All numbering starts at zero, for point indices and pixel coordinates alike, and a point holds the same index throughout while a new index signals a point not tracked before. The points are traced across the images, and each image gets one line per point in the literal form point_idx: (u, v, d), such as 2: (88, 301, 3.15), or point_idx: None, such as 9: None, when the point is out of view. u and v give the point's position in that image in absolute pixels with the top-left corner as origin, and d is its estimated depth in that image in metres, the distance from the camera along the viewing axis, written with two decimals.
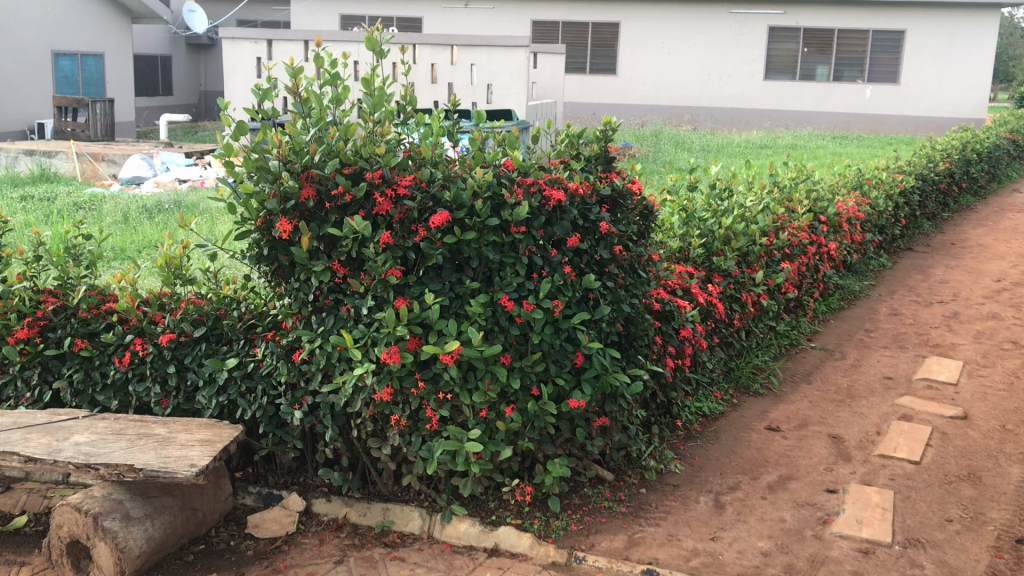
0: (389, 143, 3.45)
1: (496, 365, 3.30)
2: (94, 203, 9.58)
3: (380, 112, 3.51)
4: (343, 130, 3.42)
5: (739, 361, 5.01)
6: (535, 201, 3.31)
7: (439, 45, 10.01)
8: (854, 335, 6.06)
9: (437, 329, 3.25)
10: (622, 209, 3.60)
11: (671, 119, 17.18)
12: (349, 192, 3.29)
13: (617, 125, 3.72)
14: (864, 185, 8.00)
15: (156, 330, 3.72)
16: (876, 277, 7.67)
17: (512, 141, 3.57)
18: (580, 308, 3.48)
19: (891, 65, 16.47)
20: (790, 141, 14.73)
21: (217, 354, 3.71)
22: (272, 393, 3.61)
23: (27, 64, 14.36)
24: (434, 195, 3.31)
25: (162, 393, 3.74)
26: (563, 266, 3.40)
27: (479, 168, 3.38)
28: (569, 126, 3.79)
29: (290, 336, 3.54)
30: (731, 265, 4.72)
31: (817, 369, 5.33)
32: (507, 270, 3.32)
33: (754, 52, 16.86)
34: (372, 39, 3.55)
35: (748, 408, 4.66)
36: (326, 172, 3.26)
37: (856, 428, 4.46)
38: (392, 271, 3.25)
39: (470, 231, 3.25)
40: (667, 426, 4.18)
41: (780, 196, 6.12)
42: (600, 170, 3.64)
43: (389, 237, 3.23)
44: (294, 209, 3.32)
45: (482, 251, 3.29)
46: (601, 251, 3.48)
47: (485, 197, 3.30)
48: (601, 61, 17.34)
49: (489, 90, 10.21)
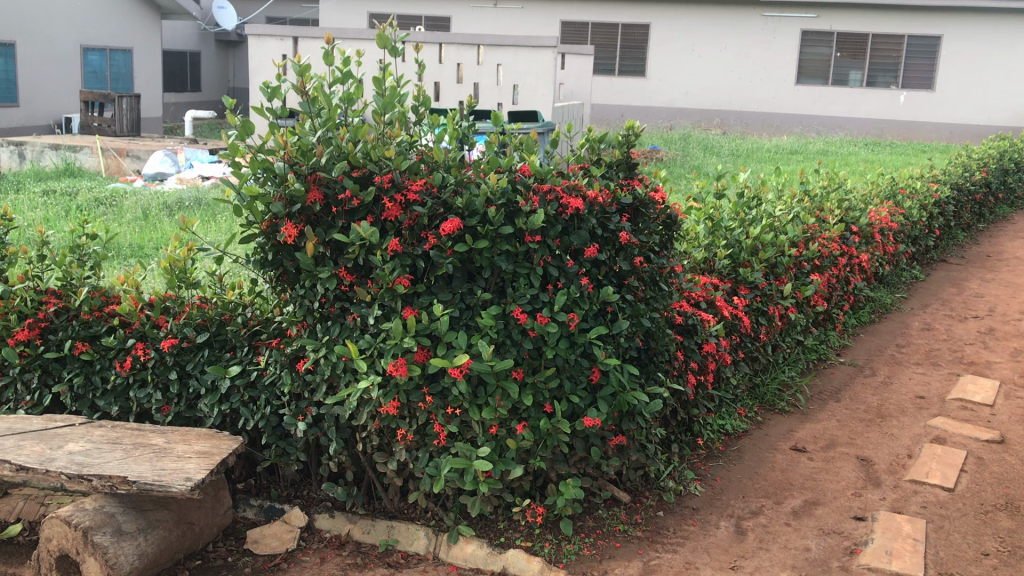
0: (400, 146, 3.31)
1: (508, 380, 3.14)
2: (115, 198, 9.51)
3: (391, 113, 3.36)
4: (353, 132, 3.28)
5: (765, 377, 4.82)
6: (551, 209, 3.15)
7: (465, 44, 9.82)
8: (885, 350, 5.85)
9: (446, 341, 3.10)
10: (644, 218, 3.43)
11: (701, 122, 16.92)
12: (357, 197, 3.16)
13: (640, 130, 3.54)
14: (897, 194, 7.77)
15: (159, 334, 3.61)
16: (908, 289, 7.44)
17: (529, 145, 3.42)
18: (597, 321, 3.31)
19: (927, 71, 16.15)
20: (821, 147, 14.47)
21: (220, 361, 3.59)
22: (276, 403, 3.48)
23: (55, 59, 14.39)
24: (446, 201, 3.17)
25: (163, 400, 3.62)
26: (580, 277, 3.24)
27: (494, 173, 3.23)
28: (590, 130, 3.62)
29: (294, 345, 3.39)
30: (758, 277, 4.53)
31: (846, 386, 5.13)
32: (520, 280, 3.16)
33: (786, 56, 16.59)
34: (385, 37, 3.41)
35: (773, 426, 4.47)
36: (334, 176, 3.12)
37: (887, 451, 4.27)
38: (399, 280, 3.10)
39: (482, 240, 3.09)
40: (687, 444, 4.01)
41: (811, 204, 5.91)
42: (621, 177, 3.46)
43: (398, 244, 3.08)
44: (299, 213, 3.19)
45: (495, 261, 3.12)
46: (621, 262, 3.33)
47: (499, 205, 3.15)
48: (630, 63, 17.16)
49: (515, 90, 10.05)
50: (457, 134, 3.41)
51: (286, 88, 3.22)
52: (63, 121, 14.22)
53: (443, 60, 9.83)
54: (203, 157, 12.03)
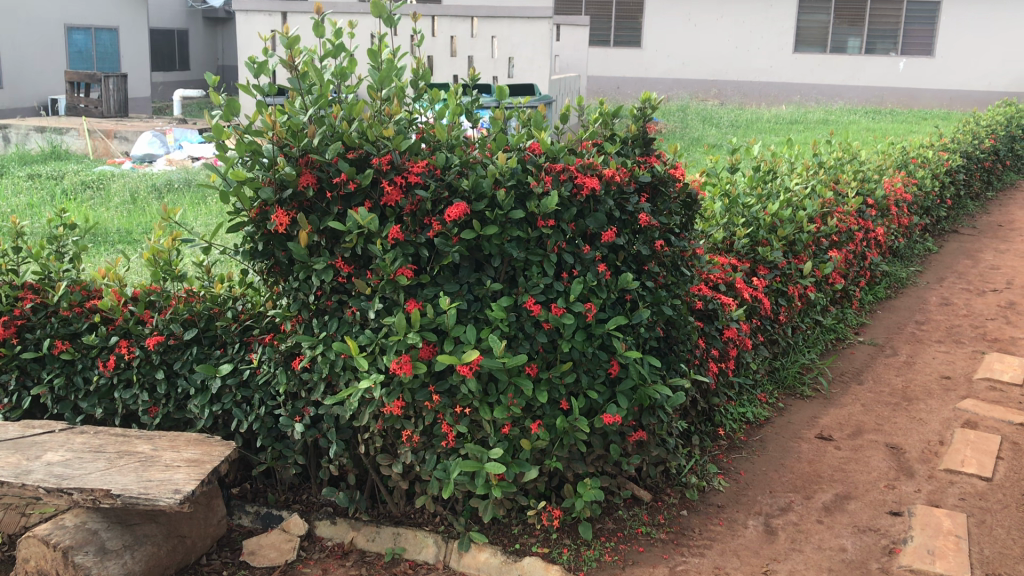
0: (399, 124, 3.05)
1: (521, 377, 2.90)
2: (102, 181, 9.22)
3: (388, 88, 3.09)
4: (347, 111, 3.02)
5: (785, 360, 4.60)
6: (566, 190, 2.90)
7: (458, 16, 9.50)
8: (904, 328, 5.63)
9: (453, 336, 2.86)
10: (664, 198, 3.18)
11: (698, 93, 16.61)
12: (353, 180, 2.90)
13: (657, 101, 3.28)
14: (909, 164, 7.52)
15: (144, 331, 3.37)
16: (922, 262, 7.20)
17: (537, 120, 3.16)
18: (616, 311, 3.06)
19: (926, 37, 15.84)
20: (822, 116, 14.20)
21: (210, 359, 3.34)
22: (271, 403, 3.25)
23: (40, 39, 14.03)
24: (451, 184, 2.91)
25: (150, 401, 3.38)
26: (597, 263, 2.98)
27: (502, 152, 2.97)
28: (602, 102, 3.36)
29: (289, 341, 3.14)
30: (779, 256, 4.28)
31: (867, 367, 4.91)
32: (533, 269, 2.90)
33: (783, 24, 16.21)
34: (380, 5, 3.14)
35: (796, 413, 4.26)
36: (326, 159, 2.87)
37: (917, 437, 4.04)
38: (402, 271, 2.85)
39: (491, 226, 2.83)
40: (708, 435, 3.79)
41: (826, 177, 5.67)
42: (638, 153, 3.21)
43: (399, 231, 2.83)
44: (291, 199, 2.95)
45: (506, 248, 2.87)
46: (639, 246, 3.08)
47: (509, 186, 2.89)
48: (626, 33, 16.83)
49: (511, 63, 9.73)
50: (459, 110, 3.16)
51: (273, 64, 2.95)
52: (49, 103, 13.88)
53: (437, 33, 9.47)
54: (192, 137, 11.74)
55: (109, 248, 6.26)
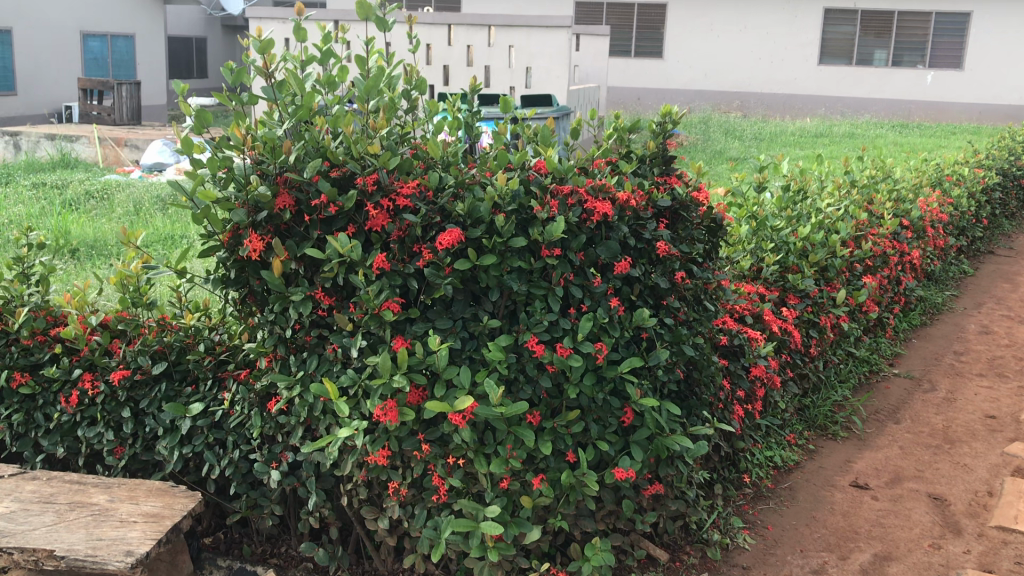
0: (388, 139, 2.72)
1: (521, 426, 2.56)
2: (106, 191, 8.94)
3: (377, 100, 2.77)
4: (331, 123, 2.70)
5: (816, 398, 4.24)
6: (574, 215, 2.56)
7: (475, 25, 9.18)
8: (941, 359, 5.24)
9: (445, 379, 2.52)
10: (685, 224, 2.83)
11: (721, 105, 16.20)
12: (334, 202, 2.57)
13: (678, 115, 2.94)
14: (943, 181, 7.12)
15: (110, 364, 3.05)
16: (958, 286, 6.80)
17: (544, 135, 2.83)
18: (630, 351, 2.70)
19: (954, 49, 15.39)
20: (848, 129, 13.79)
21: (180, 397, 3.03)
22: (245, 447, 2.93)
23: (54, 46, 13.84)
24: (444, 207, 2.58)
25: (116, 441, 3.06)
26: (609, 298, 2.63)
27: (503, 172, 2.64)
28: (616, 115, 3.03)
29: (264, 380, 2.82)
30: (811, 285, 3.92)
31: (903, 404, 4.52)
32: (536, 303, 2.55)
33: (808, 36, 15.80)
34: (366, 6, 2.84)
35: (828, 456, 3.89)
36: (305, 179, 2.54)
37: (963, 487, 3.67)
38: (388, 305, 2.52)
39: (488, 255, 2.49)
40: (732, 483, 3.44)
41: (859, 196, 5.29)
42: (656, 173, 2.88)
43: (385, 260, 2.50)
44: (267, 222, 2.63)
45: (505, 281, 2.52)
46: (659, 279, 2.72)
47: (509, 211, 2.55)
48: (646, 44, 16.45)
49: (528, 73, 9.35)
50: (458, 124, 2.89)
51: (249, 72, 2.63)
52: (63, 110, 13.66)
53: (453, 42, 9.23)
54: None
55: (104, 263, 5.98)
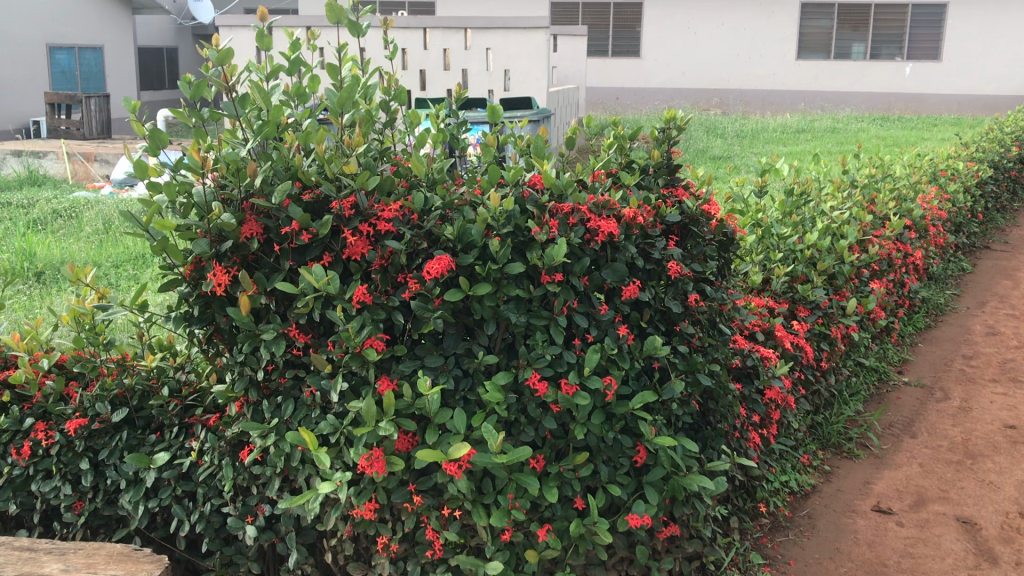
0: (366, 155, 2.44)
1: (525, 473, 2.29)
2: (75, 208, 8.60)
3: (352, 114, 2.48)
4: (301, 140, 2.43)
5: (828, 414, 3.99)
6: (576, 236, 2.30)
7: (451, 27, 8.87)
8: (951, 364, 5.00)
9: (438, 424, 2.25)
10: (696, 240, 2.57)
11: (701, 103, 15.71)
12: (307, 229, 2.29)
13: (683, 119, 2.69)
14: (939, 176, 6.89)
15: (66, 412, 2.75)
16: (959, 284, 6.58)
17: (537, 146, 2.57)
18: (641, 384, 2.43)
19: (932, 41, 15.24)
20: (829, 124, 13.58)
21: (143, 446, 2.73)
22: (217, 499, 2.64)
23: (21, 62, 13.43)
24: (430, 231, 2.31)
25: (74, 496, 2.74)
26: (617, 326, 2.36)
27: (496, 189, 2.37)
28: (614, 122, 2.77)
29: (235, 427, 2.54)
30: (821, 295, 3.68)
31: (918, 415, 4.28)
32: (537, 335, 2.28)
33: (786, 30, 15.44)
34: (336, 9, 2.56)
35: (845, 478, 3.64)
36: (273, 205, 2.27)
37: (991, 508, 3.43)
38: (370, 342, 2.24)
39: (483, 283, 2.22)
40: (748, 514, 3.18)
41: (861, 196, 5.02)
42: (661, 186, 2.62)
43: (366, 293, 2.23)
44: (232, 253, 2.36)
45: (502, 311, 2.25)
46: (672, 303, 2.45)
47: (504, 234, 2.29)
48: (624, 42, 15.89)
49: (507, 75, 9.09)
50: (442, 138, 2.64)
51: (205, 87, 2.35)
52: (30, 125, 13.26)
53: (428, 45, 8.88)
54: None
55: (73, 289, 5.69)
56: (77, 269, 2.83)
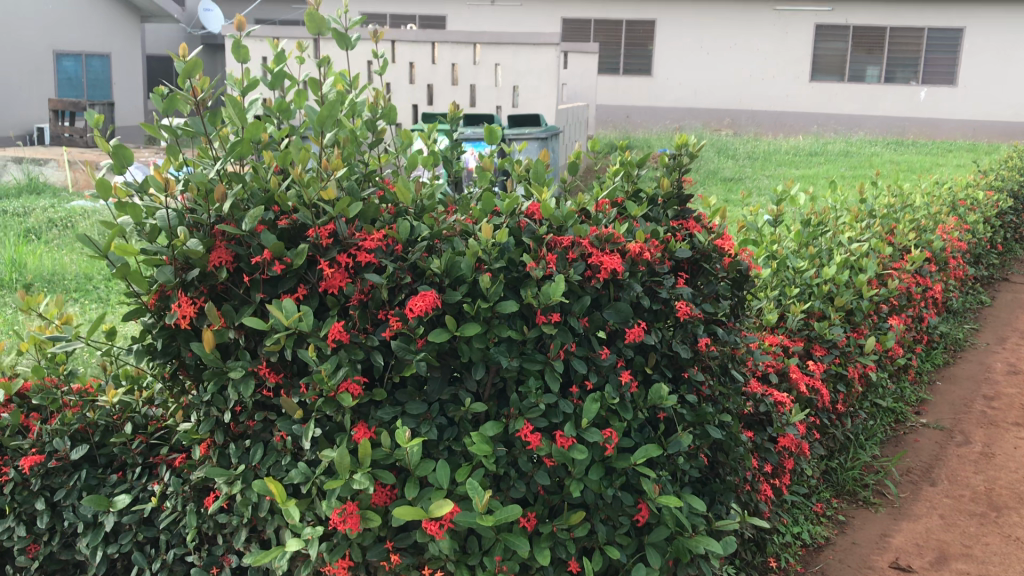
0: (348, 178, 2.23)
1: (513, 533, 2.07)
2: (71, 218, 8.40)
3: (335, 133, 2.27)
4: (279, 161, 2.22)
5: (843, 459, 3.76)
6: (576, 272, 2.08)
7: (461, 42, 8.72)
8: (971, 406, 4.75)
9: (418, 477, 2.03)
10: (708, 277, 2.36)
11: (710, 124, 15.31)
12: (281, 259, 2.08)
13: (695, 145, 2.48)
14: (958, 207, 6.64)
15: (21, 446, 2.50)
16: (978, 319, 6.33)
17: (537, 171, 2.37)
18: (645, 436, 2.21)
19: (948, 66, 14.69)
20: (842, 147, 13.31)
21: (103, 486, 2.51)
22: (181, 547, 2.42)
23: (29, 69, 13.28)
24: (416, 264, 2.09)
25: (29, 538, 2.50)
26: (619, 372, 2.14)
27: (489, 220, 2.16)
28: (621, 147, 2.57)
29: (199, 470, 2.32)
30: (839, 334, 3.45)
31: (937, 461, 4.04)
32: (531, 381, 2.06)
33: (798, 53, 15.04)
34: (317, 18, 2.36)
35: (861, 529, 3.41)
36: (243, 232, 2.06)
37: (1018, 568, 3.19)
38: (347, 386, 2.03)
39: (471, 323, 2.00)
40: (757, 571, 2.95)
41: (879, 227, 4.77)
42: (670, 218, 2.42)
43: (343, 331, 2.01)
44: (198, 283, 2.16)
45: (492, 354, 2.03)
46: (680, 346, 2.22)
47: (497, 268, 2.07)
48: (635, 61, 15.55)
49: (516, 92, 8.85)
50: (433, 160, 2.45)
51: (173, 101, 2.14)
52: (34, 131, 13.10)
53: (437, 60, 8.73)
54: None
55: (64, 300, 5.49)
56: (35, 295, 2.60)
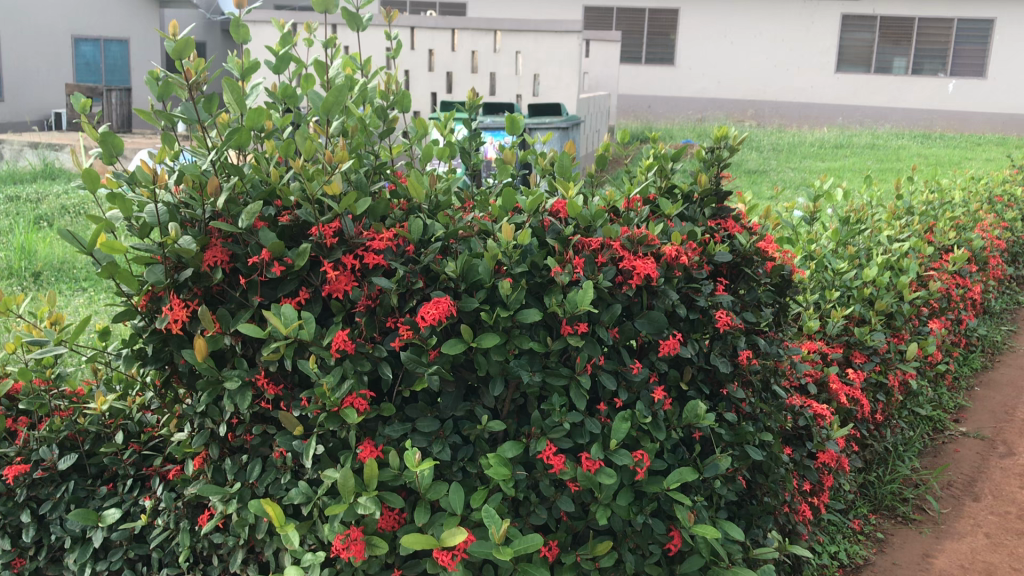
0: (356, 171, 2.03)
1: (533, 564, 1.87)
2: (83, 206, 8.23)
3: (342, 122, 2.07)
4: (282, 151, 2.03)
5: (881, 471, 3.54)
6: (607, 278, 1.88)
7: (481, 29, 8.50)
8: (1013, 414, 4.50)
9: (429, 500, 1.83)
10: (749, 283, 2.15)
11: (734, 114, 14.62)
12: (281, 259, 1.89)
13: (735, 138, 2.28)
14: (996, 203, 6.36)
15: (5, 453, 2.29)
16: (1018, 321, 6.05)
17: (562, 164, 2.17)
18: (679, 457, 2.01)
19: (978, 57, 14.08)
20: (869, 140, 12.93)
21: (93, 499, 2.32)
22: (174, 567, 2.23)
23: (48, 53, 13.12)
24: (429, 267, 1.90)
25: (14, 552, 2.31)
26: (652, 387, 1.95)
27: (510, 218, 1.97)
28: (653, 139, 2.37)
29: (193, 485, 2.13)
30: (880, 340, 3.23)
31: (980, 473, 3.80)
32: (555, 397, 1.86)
33: (825, 42, 14.37)
34: None
35: (902, 549, 3.19)
36: (240, 230, 1.88)
37: None
38: (351, 401, 1.84)
39: (490, 333, 1.80)
40: None
41: (919, 224, 4.52)
42: (707, 216, 2.22)
43: (348, 340, 1.82)
44: (193, 284, 1.98)
45: (512, 367, 1.84)
46: (719, 360, 2.02)
47: (518, 273, 1.88)
48: (658, 50, 14.97)
49: (536, 80, 8.57)
50: (450, 152, 2.26)
51: (165, 86, 1.95)
52: (51, 116, 12.95)
53: (456, 46, 8.51)
54: None
55: (77, 288, 5.35)
56: (19, 294, 2.41)
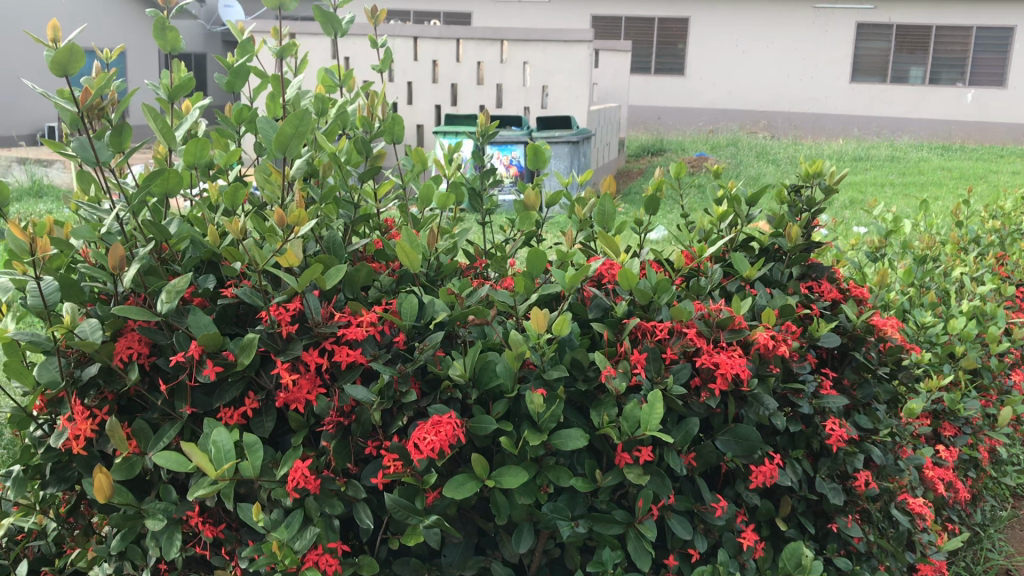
0: (327, 228, 1.49)
1: None
2: None
3: (303, 161, 1.51)
4: (227, 199, 1.49)
5: (970, 562, 2.87)
6: (680, 380, 1.33)
7: (486, 39, 7.95)
8: None
9: None
10: (860, 373, 1.61)
11: (747, 126, 12.73)
12: (220, 354, 1.35)
13: (830, 173, 1.72)
14: None
15: None
16: None
17: (603, 211, 1.61)
18: None
19: (999, 65, 12.07)
20: (888, 152, 11.24)
21: None
22: None
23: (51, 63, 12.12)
24: (426, 368, 1.35)
25: None
26: (738, 527, 1.39)
27: (536, 296, 1.42)
28: (715, 168, 1.83)
29: None
30: (974, 408, 2.63)
31: None
32: (605, 551, 1.31)
33: (838, 52, 12.62)
34: None
35: None
36: (159, 314, 1.33)
37: None
38: (316, 557, 1.28)
39: (516, 468, 1.25)
40: None
41: (993, 256, 3.90)
42: (795, 277, 1.68)
43: (311, 476, 1.27)
44: (98, 388, 1.43)
45: (545, 513, 1.28)
46: (829, 484, 1.46)
47: (554, 376, 1.33)
48: (668, 60, 13.19)
49: (545, 92, 7.94)
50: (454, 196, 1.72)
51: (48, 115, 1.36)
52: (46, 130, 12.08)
53: (461, 58, 8.01)
54: None
55: None
56: None
